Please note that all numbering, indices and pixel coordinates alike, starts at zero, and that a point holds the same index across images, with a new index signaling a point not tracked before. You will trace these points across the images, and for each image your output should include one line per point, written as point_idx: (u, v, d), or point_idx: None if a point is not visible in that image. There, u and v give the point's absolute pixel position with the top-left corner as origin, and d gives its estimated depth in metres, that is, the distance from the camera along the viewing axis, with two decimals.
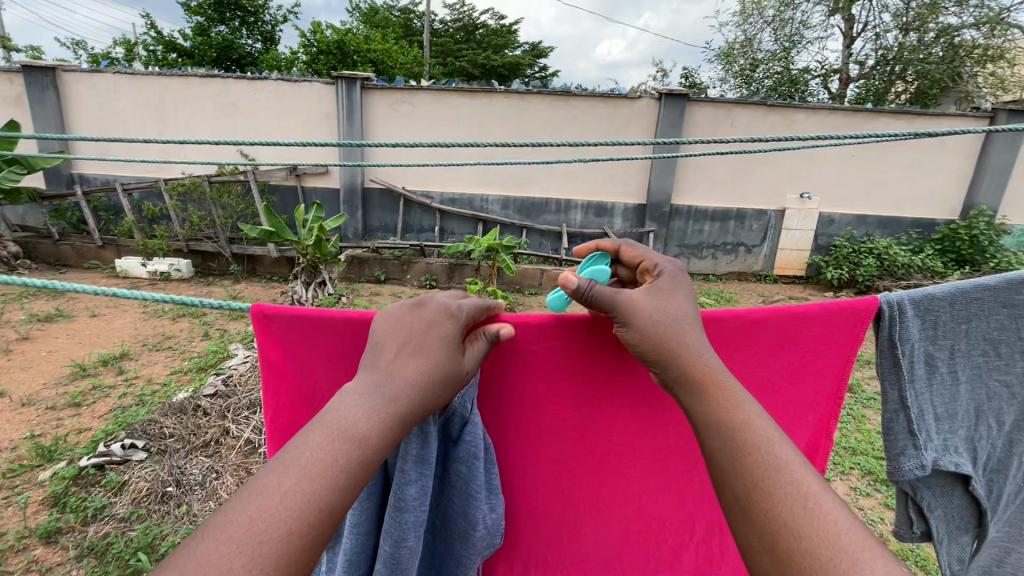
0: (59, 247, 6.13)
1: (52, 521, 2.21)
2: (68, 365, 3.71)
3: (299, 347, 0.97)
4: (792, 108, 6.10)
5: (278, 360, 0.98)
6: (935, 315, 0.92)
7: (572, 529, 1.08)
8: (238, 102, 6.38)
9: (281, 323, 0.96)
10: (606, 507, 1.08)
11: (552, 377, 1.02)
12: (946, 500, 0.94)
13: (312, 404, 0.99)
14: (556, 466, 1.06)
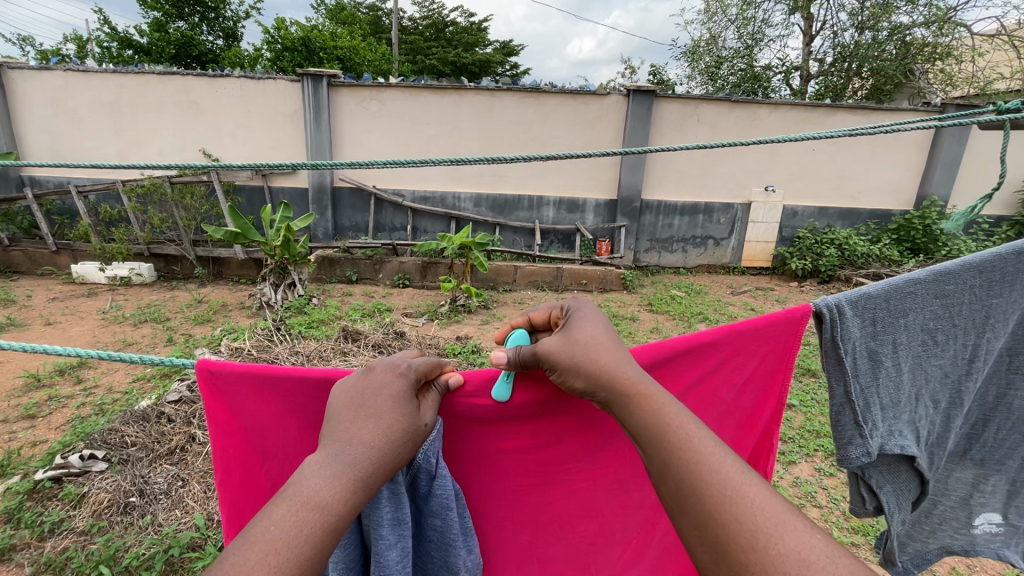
0: (9, 253, 5.84)
1: (6, 538, 2.11)
2: (21, 375, 3.54)
3: (248, 401, 0.98)
4: (755, 103, 6.26)
5: (225, 417, 0.98)
6: (872, 312, 0.95)
7: (539, 551, 1.10)
8: (200, 101, 6.20)
9: (227, 379, 0.96)
10: (566, 529, 1.10)
11: (507, 406, 1.03)
12: (892, 476, 1.01)
13: (264, 458, 1.00)
14: (519, 491, 1.08)
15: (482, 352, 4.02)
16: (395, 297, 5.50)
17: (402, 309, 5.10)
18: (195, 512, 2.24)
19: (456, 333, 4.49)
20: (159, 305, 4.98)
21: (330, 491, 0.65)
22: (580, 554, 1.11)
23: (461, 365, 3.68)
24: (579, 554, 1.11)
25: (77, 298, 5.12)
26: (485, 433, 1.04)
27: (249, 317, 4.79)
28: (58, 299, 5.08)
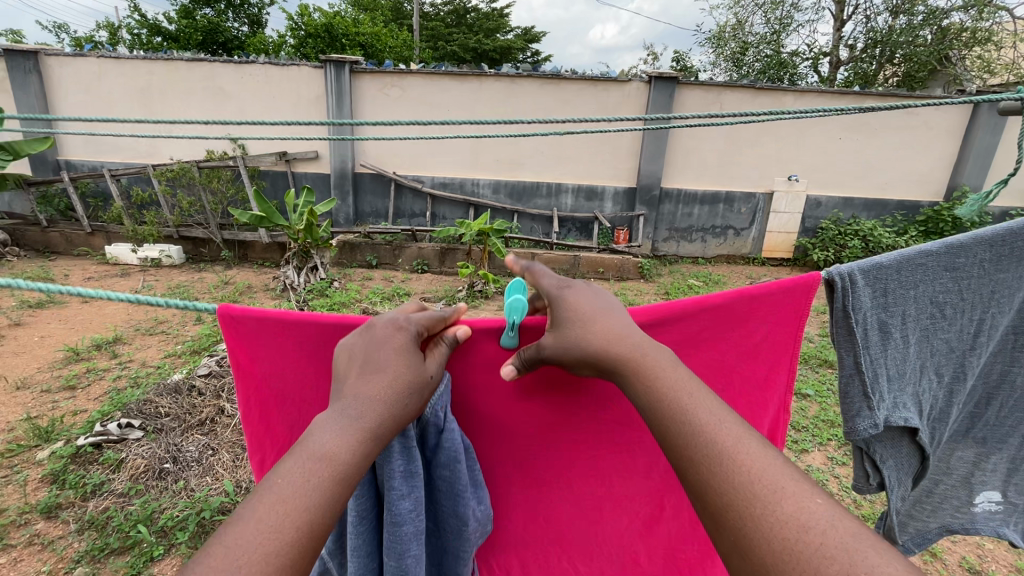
0: (47, 234, 6.10)
1: (53, 497, 2.27)
2: (62, 349, 3.74)
3: (268, 346, 1.05)
4: (780, 90, 6.14)
5: (247, 360, 1.06)
6: (883, 283, 0.98)
7: (548, 507, 1.17)
8: (226, 87, 6.33)
9: (249, 325, 1.03)
10: (575, 489, 1.16)
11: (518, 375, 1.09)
12: (896, 451, 1.05)
13: (283, 401, 1.07)
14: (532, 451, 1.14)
15: None
16: (414, 282, 5.59)
17: (421, 293, 5.19)
18: (224, 479, 2.36)
19: None
20: (188, 285, 5.16)
21: (348, 445, 0.69)
22: (588, 512, 1.17)
23: None
24: (585, 513, 1.17)
25: (111, 278, 5.33)
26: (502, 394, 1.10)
27: (273, 299, 4.94)
28: (94, 279, 5.30)
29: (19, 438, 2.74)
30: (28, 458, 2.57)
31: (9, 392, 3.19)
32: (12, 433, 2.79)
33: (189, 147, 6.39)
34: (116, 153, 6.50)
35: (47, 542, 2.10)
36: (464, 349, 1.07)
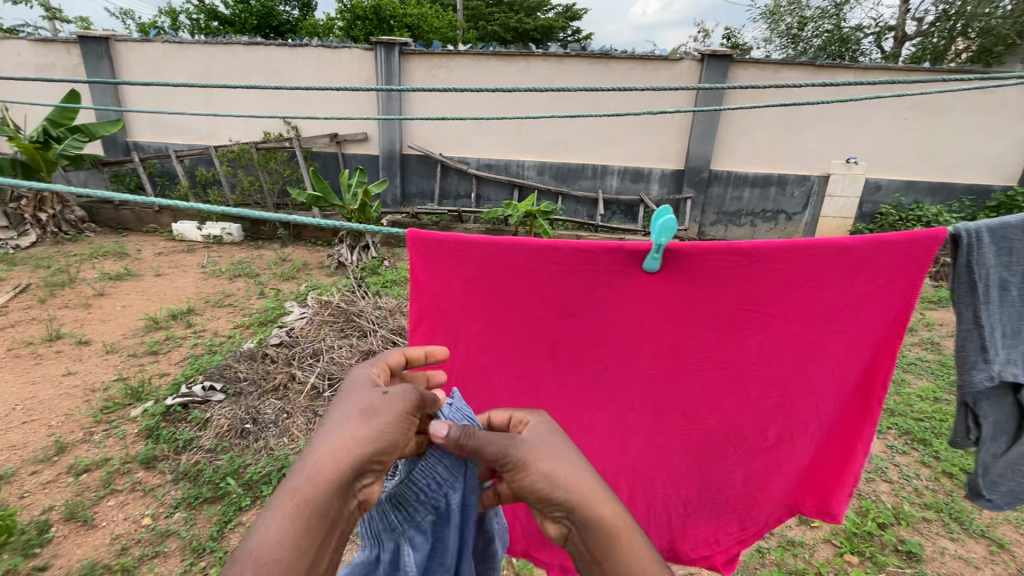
0: (121, 212, 6.53)
1: (150, 449, 2.50)
2: (143, 318, 4.03)
3: (447, 268, 0.99)
4: (841, 68, 5.86)
5: (421, 275, 1.00)
6: (1010, 242, 1.00)
7: (622, 463, 1.06)
8: (281, 70, 6.51)
9: (431, 243, 0.97)
10: (655, 445, 1.05)
11: (658, 295, 0.96)
12: (1000, 410, 1.06)
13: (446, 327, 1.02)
14: (612, 402, 1.03)
15: None
16: None
17: None
18: (300, 440, 2.54)
19: None
20: (249, 261, 5.44)
21: (274, 546, 0.63)
22: (667, 471, 1.07)
23: None
24: (665, 471, 1.07)
25: (179, 254, 5.66)
26: (579, 336, 1.00)
27: (328, 275, 5.15)
28: (163, 254, 5.65)
29: (114, 396, 3.00)
30: (124, 414, 2.83)
31: (101, 355, 3.48)
32: (107, 392, 3.06)
33: (247, 129, 6.65)
34: (180, 135, 6.83)
35: (148, 489, 2.32)
36: (551, 278, 0.97)
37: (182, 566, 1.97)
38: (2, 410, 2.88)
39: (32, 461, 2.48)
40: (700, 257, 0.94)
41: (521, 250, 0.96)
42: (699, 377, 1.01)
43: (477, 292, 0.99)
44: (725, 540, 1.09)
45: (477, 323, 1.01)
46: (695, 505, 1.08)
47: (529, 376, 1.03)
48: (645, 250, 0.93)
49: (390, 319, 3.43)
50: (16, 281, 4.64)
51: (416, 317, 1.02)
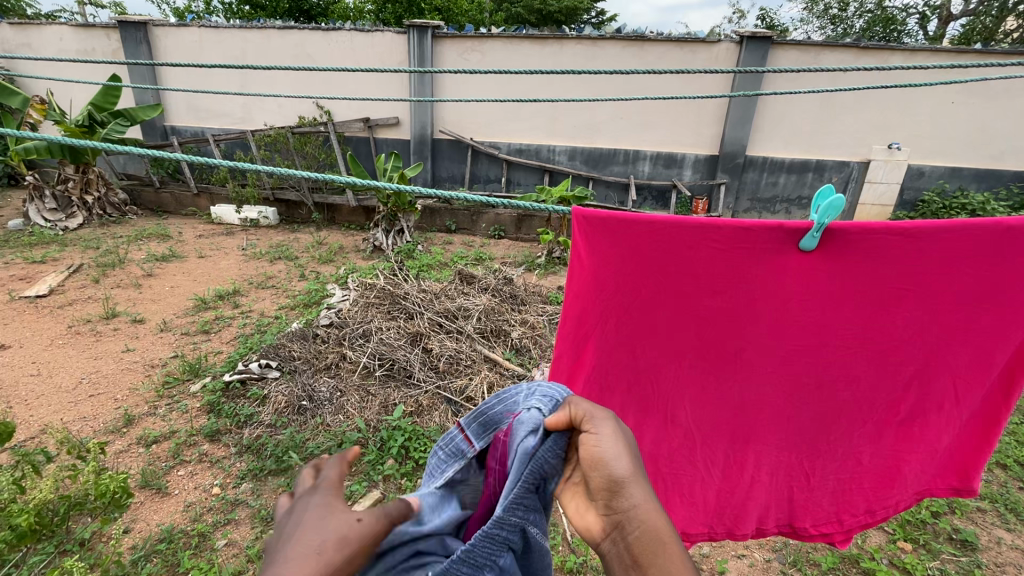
0: (161, 195, 6.73)
1: (214, 423, 2.59)
2: (192, 298, 4.15)
3: (608, 249, 1.03)
4: (888, 49, 5.66)
5: (583, 255, 1.05)
6: None
7: (755, 442, 1.11)
8: (314, 54, 6.55)
9: (599, 223, 1.02)
10: (790, 424, 1.11)
11: (810, 276, 1.01)
12: None
13: (598, 303, 1.06)
14: (754, 381, 1.08)
15: None
16: (492, 247, 5.73)
17: (501, 258, 5.30)
18: (355, 417, 2.61)
19: (557, 283, 4.64)
20: (288, 244, 5.56)
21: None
22: (800, 448, 1.12)
23: None
24: (796, 449, 1.12)
25: (219, 236, 5.80)
26: (730, 317, 1.04)
27: (364, 259, 5.23)
28: (204, 237, 5.79)
29: (172, 372, 3.10)
30: (184, 389, 2.93)
31: (156, 333, 3.61)
32: (166, 368, 3.18)
33: (282, 114, 6.73)
34: (216, 119, 6.94)
35: (215, 461, 2.40)
36: (711, 261, 1.01)
37: (253, 534, 2.03)
38: (70, 382, 3.01)
39: (103, 431, 2.57)
40: (859, 237, 0.98)
41: (681, 227, 1.00)
42: (844, 359, 1.06)
43: (633, 267, 1.03)
44: (848, 517, 1.16)
45: (628, 300, 1.05)
46: (820, 479, 1.14)
47: (670, 355, 1.08)
48: (805, 229, 0.97)
49: (434, 302, 3.49)
50: (69, 261, 4.81)
51: (570, 292, 1.08)
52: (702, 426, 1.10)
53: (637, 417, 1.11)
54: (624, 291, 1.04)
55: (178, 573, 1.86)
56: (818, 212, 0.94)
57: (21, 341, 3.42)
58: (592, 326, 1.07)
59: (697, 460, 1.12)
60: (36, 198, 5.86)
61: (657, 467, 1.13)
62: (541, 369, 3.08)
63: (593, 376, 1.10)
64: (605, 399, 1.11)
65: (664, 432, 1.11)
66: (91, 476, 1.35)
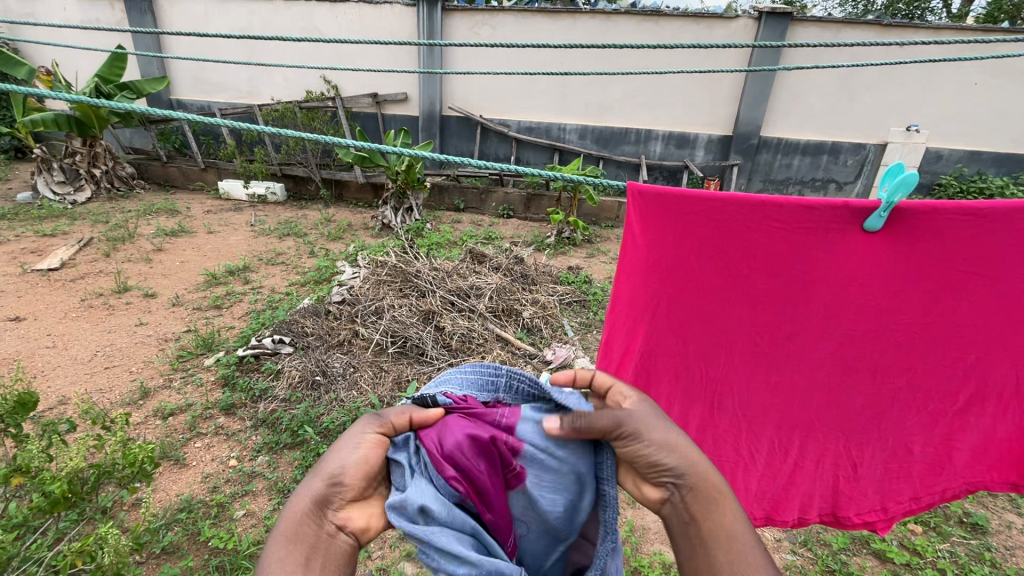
0: (168, 169, 6.68)
1: (229, 397, 2.61)
2: (202, 273, 4.16)
3: (660, 224, 1.11)
4: (911, 28, 5.49)
5: (636, 230, 1.14)
6: None
7: (804, 424, 1.11)
8: (321, 27, 6.41)
9: (650, 198, 1.11)
10: (842, 408, 1.10)
11: (871, 257, 1.04)
12: None
13: (651, 278, 1.12)
14: (804, 358, 1.09)
15: (594, 283, 4.13)
16: (502, 226, 5.69)
17: (510, 237, 5.26)
18: (369, 393, 2.63)
19: (567, 263, 4.61)
20: (296, 221, 5.54)
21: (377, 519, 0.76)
22: (851, 435, 1.10)
23: (577, 294, 3.84)
24: (849, 435, 1.10)
25: (227, 212, 5.78)
26: (782, 293, 1.08)
27: (373, 236, 5.21)
28: (213, 212, 5.77)
29: (186, 346, 3.12)
30: (198, 363, 2.95)
31: (168, 307, 3.62)
32: (179, 342, 3.19)
33: (289, 88, 6.64)
34: (222, 93, 6.85)
35: (230, 433, 2.43)
36: (765, 236, 1.06)
37: (270, 505, 2.05)
38: (85, 354, 3.03)
39: (120, 402, 2.59)
40: (925, 217, 1.01)
41: (740, 206, 1.07)
42: (897, 338, 1.06)
43: (686, 247, 1.10)
44: (893, 504, 1.10)
45: (683, 281, 1.11)
46: (868, 469, 1.10)
47: (722, 337, 1.11)
48: (871, 208, 1.01)
49: (446, 280, 3.49)
50: (79, 235, 4.82)
51: (623, 271, 1.17)
52: (748, 408, 1.12)
53: (683, 399, 1.14)
54: (678, 271, 1.11)
55: (198, 542, 1.89)
56: (887, 189, 0.98)
57: (35, 314, 3.44)
58: (644, 306, 1.13)
59: (742, 439, 1.13)
60: (44, 171, 5.81)
61: (700, 449, 1.15)
62: (552, 349, 3.09)
63: (644, 353, 1.14)
64: (654, 380, 1.15)
65: (710, 415, 1.14)
66: (117, 446, 1.36)
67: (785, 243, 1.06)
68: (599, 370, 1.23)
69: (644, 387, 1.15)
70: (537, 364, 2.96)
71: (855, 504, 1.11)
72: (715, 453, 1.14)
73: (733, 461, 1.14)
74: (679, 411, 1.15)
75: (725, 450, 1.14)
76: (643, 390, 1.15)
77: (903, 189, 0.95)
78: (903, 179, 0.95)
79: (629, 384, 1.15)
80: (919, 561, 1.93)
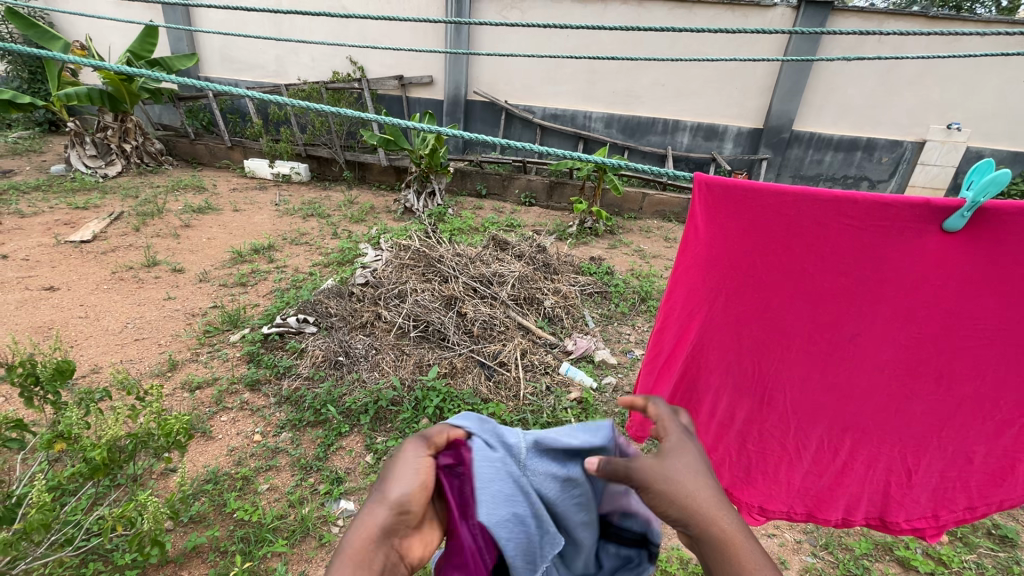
0: (195, 146, 6.79)
1: (254, 373, 2.65)
2: (229, 250, 4.22)
3: (726, 213, 1.08)
4: (958, 21, 5.26)
5: (699, 216, 1.10)
6: None
7: (862, 426, 1.09)
8: (349, 7, 6.36)
9: (719, 186, 1.07)
10: (902, 413, 1.08)
11: (948, 259, 1.01)
12: None
13: (709, 268, 1.10)
14: (868, 360, 1.07)
15: (616, 275, 4.08)
16: (524, 214, 5.65)
17: (532, 225, 5.23)
18: (390, 375, 2.65)
19: (589, 254, 4.57)
20: (320, 202, 5.58)
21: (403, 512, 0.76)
22: (907, 440, 1.08)
23: (598, 285, 3.81)
24: (906, 439, 1.09)
25: (252, 191, 5.85)
26: (848, 293, 1.05)
27: (395, 220, 5.22)
28: (238, 190, 5.85)
29: (212, 322, 3.16)
30: (224, 339, 3.00)
31: (195, 283, 3.67)
32: (206, 317, 3.24)
33: (315, 68, 6.64)
34: (250, 71, 6.89)
35: (256, 409, 2.47)
36: (836, 232, 1.03)
37: (294, 481, 2.09)
38: (116, 325, 3.10)
39: (149, 373, 2.65)
40: (1010, 219, 0.97)
41: (813, 199, 1.03)
42: (970, 345, 1.04)
43: (751, 239, 1.07)
44: (945, 513, 1.10)
45: (743, 274, 1.08)
46: (922, 477, 1.09)
47: (781, 333, 1.08)
48: (954, 207, 0.96)
49: (468, 266, 3.49)
50: (110, 209, 4.92)
51: (680, 261, 1.13)
52: (804, 407, 1.10)
53: (733, 393, 1.12)
54: (740, 264, 1.08)
55: (224, 513, 1.93)
56: (974, 188, 0.93)
57: (68, 284, 3.53)
58: (700, 297, 1.11)
59: (795, 438, 1.11)
60: (77, 144, 5.99)
61: (747, 446, 1.13)
62: (573, 339, 3.08)
63: (694, 344, 1.12)
64: (704, 373, 1.13)
65: (760, 412, 1.11)
66: (152, 416, 1.39)
67: (856, 240, 1.03)
68: (645, 360, 1.20)
69: (692, 378, 1.13)
70: (557, 354, 2.96)
71: (903, 507, 1.10)
72: (765, 450, 1.13)
73: (783, 459, 1.12)
74: (727, 404, 1.13)
75: (775, 447, 1.12)
76: (690, 384, 1.14)
77: (996, 186, 0.89)
78: (997, 175, 0.89)
79: (679, 374, 1.13)
80: (943, 570, 1.89)
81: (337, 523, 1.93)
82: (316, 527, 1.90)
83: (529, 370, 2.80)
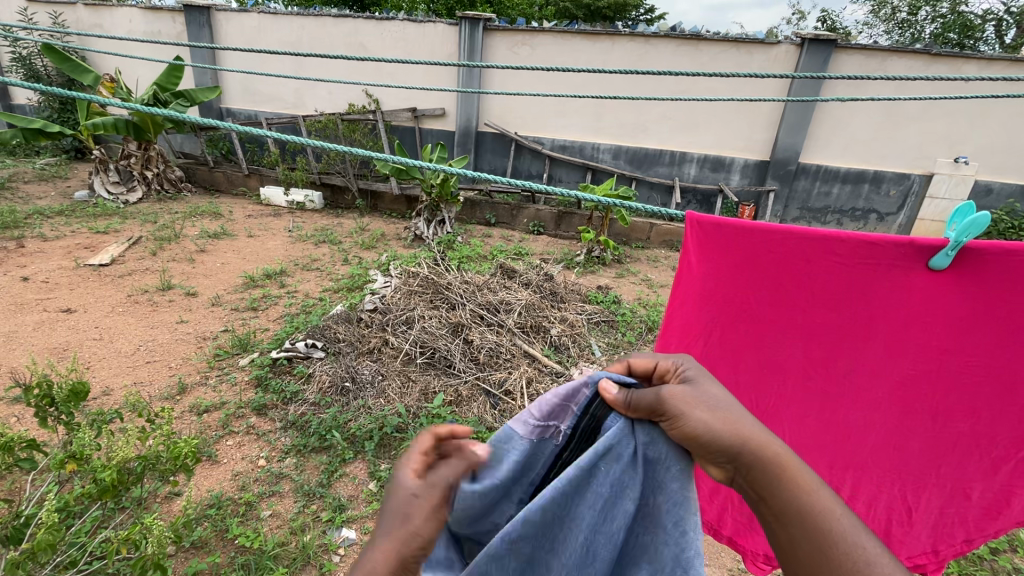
0: (214, 173, 6.99)
1: (261, 398, 2.66)
2: (242, 275, 4.30)
3: (718, 252, 1.11)
4: (961, 57, 5.34)
5: (694, 255, 1.14)
6: None
7: (859, 461, 1.09)
8: (366, 43, 6.62)
9: (710, 227, 1.11)
10: (899, 450, 1.08)
11: (937, 297, 1.02)
12: None
13: (704, 305, 1.14)
14: (864, 398, 1.08)
15: (623, 304, 4.09)
16: (531, 243, 5.72)
17: (540, 254, 5.29)
18: (395, 403, 2.66)
19: (596, 282, 4.60)
20: (332, 229, 5.70)
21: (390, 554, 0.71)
22: (906, 476, 1.08)
23: (605, 314, 3.81)
24: (905, 474, 1.08)
25: (267, 217, 6.00)
26: (839, 331, 1.07)
27: (405, 247, 5.30)
28: (253, 217, 6.00)
29: (222, 345, 3.20)
30: (233, 362, 3.03)
31: (208, 306, 3.74)
32: (217, 340, 3.28)
33: (332, 100, 6.89)
34: (270, 103, 7.16)
35: (261, 433, 2.48)
36: (828, 273, 1.05)
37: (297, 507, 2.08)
38: (129, 348, 3.15)
39: (160, 396, 2.68)
40: (994, 259, 0.98)
41: (803, 240, 1.06)
42: (965, 382, 1.03)
43: (743, 279, 1.10)
44: (946, 549, 1.08)
45: (736, 310, 1.12)
46: (922, 514, 1.08)
47: (776, 369, 1.11)
48: (939, 247, 0.98)
49: (476, 294, 3.52)
50: (129, 233, 5.06)
51: (676, 298, 1.18)
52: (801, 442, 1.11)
53: None
54: (734, 301, 1.11)
55: (225, 539, 1.92)
56: (956, 228, 0.95)
57: (84, 306, 3.61)
58: (696, 333, 1.14)
59: None
60: (101, 171, 6.19)
61: None
62: (579, 368, 3.06)
63: None
64: None
65: None
66: (161, 439, 1.41)
67: (846, 280, 1.05)
68: None
69: None
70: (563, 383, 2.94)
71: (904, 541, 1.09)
72: None
73: None
74: None
75: None
76: None
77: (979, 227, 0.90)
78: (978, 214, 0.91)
79: None
80: None
81: (338, 552, 1.91)
82: (316, 555, 1.88)
83: (535, 399, 2.79)
